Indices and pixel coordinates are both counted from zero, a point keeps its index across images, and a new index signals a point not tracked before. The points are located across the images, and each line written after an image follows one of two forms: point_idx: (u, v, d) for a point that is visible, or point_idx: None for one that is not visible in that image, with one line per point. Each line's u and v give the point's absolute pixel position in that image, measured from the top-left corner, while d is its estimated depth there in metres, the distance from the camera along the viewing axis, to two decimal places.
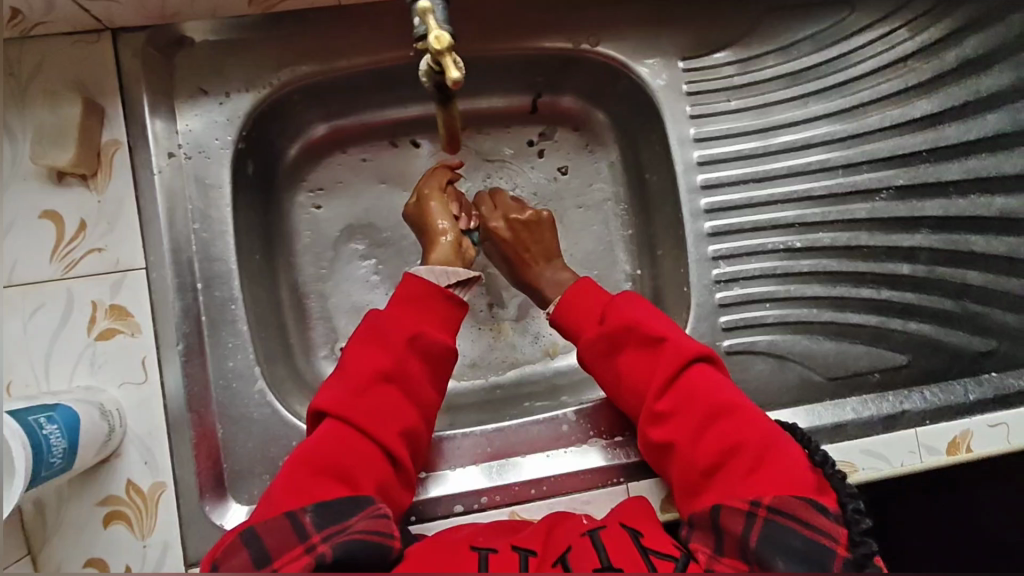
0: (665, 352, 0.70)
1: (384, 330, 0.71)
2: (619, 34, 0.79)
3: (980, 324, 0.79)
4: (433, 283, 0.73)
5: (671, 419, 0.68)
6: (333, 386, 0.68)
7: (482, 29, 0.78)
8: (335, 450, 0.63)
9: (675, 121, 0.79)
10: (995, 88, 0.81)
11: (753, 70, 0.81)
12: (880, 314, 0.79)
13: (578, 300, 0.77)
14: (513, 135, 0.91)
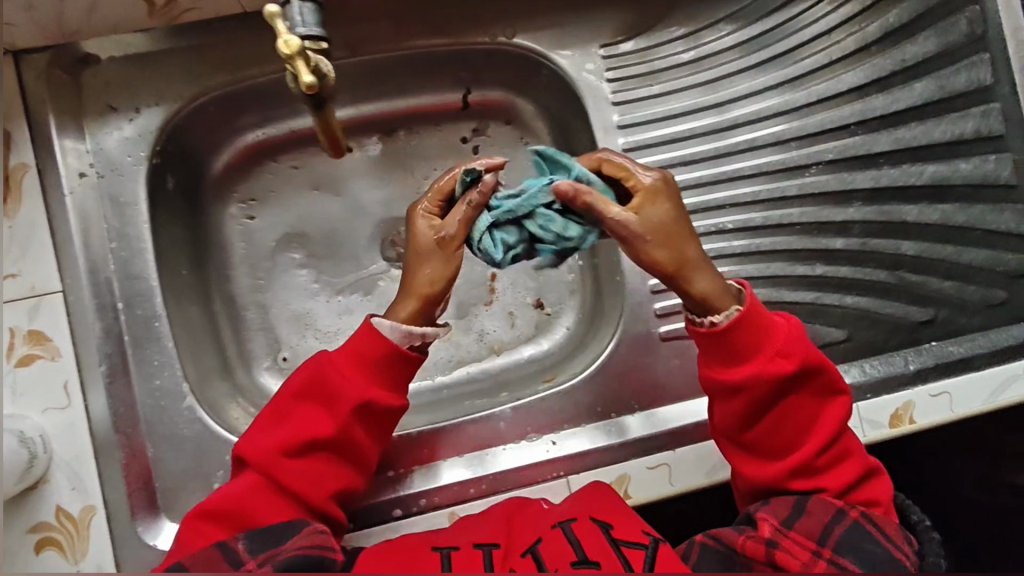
0: (834, 404, 0.66)
1: (326, 382, 0.67)
2: (535, 24, 0.79)
3: (917, 294, 0.79)
4: (395, 348, 0.66)
5: (820, 462, 0.65)
6: (259, 428, 0.67)
7: (398, 27, 0.79)
8: (253, 501, 0.63)
9: (600, 109, 0.79)
10: (921, 55, 0.80)
11: (678, 54, 0.81)
12: (818, 291, 0.79)
13: (752, 331, 0.63)
14: (444, 134, 0.90)
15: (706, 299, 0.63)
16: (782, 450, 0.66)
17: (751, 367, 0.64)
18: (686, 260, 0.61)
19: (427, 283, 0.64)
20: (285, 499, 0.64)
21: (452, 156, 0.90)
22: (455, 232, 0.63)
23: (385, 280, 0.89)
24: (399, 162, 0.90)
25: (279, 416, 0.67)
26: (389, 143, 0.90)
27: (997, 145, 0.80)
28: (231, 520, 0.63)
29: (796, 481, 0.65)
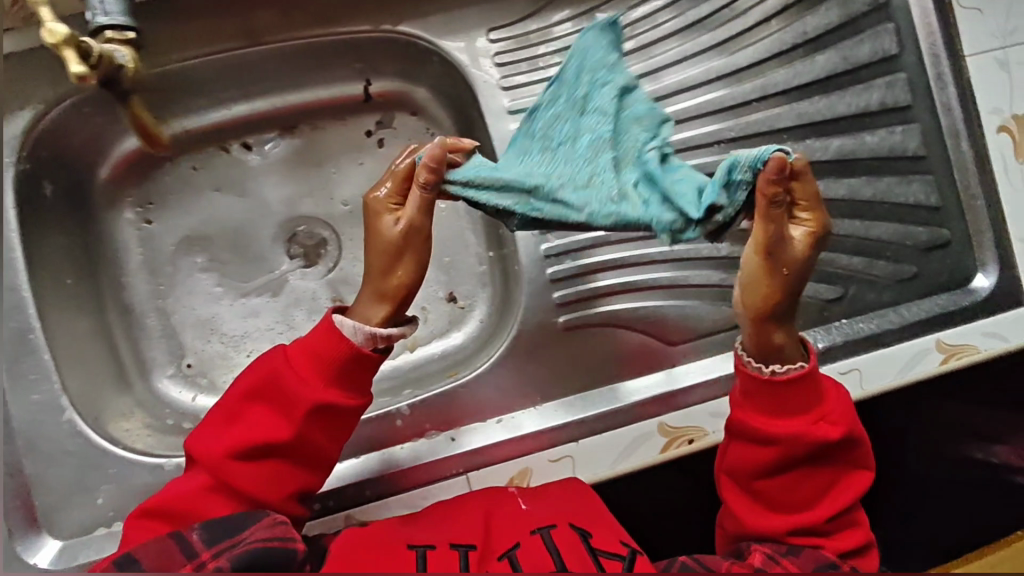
0: (855, 474, 0.64)
1: (282, 383, 0.63)
2: (414, 12, 0.79)
3: (824, 272, 0.78)
4: (352, 349, 0.62)
5: (824, 526, 0.63)
6: (209, 424, 0.65)
7: (284, 15, 0.79)
8: (194, 499, 0.61)
9: (489, 95, 0.77)
10: (822, 27, 0.79)
11: (568, 36, 0.78)
12: (724, 272, 0.77)
13: (801, 394, 0.61)
14: (350, 127, 0.88)
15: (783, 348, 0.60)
16: (789, 505, 0.64)
17: (788, 425, 0.61)
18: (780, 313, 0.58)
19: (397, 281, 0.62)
20: (231, 498, 0.61)
21: (357, 151, 0.88)
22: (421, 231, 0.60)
23: (294, 278, 0.87)
24: (301, 157, 0.88)
25: (232, 416, 0.64)
26: (291, 139, 0.88)
27: (904, 116, 0.79)
28: (171, 515, 0.60)
29: (795, 540, 0.63)
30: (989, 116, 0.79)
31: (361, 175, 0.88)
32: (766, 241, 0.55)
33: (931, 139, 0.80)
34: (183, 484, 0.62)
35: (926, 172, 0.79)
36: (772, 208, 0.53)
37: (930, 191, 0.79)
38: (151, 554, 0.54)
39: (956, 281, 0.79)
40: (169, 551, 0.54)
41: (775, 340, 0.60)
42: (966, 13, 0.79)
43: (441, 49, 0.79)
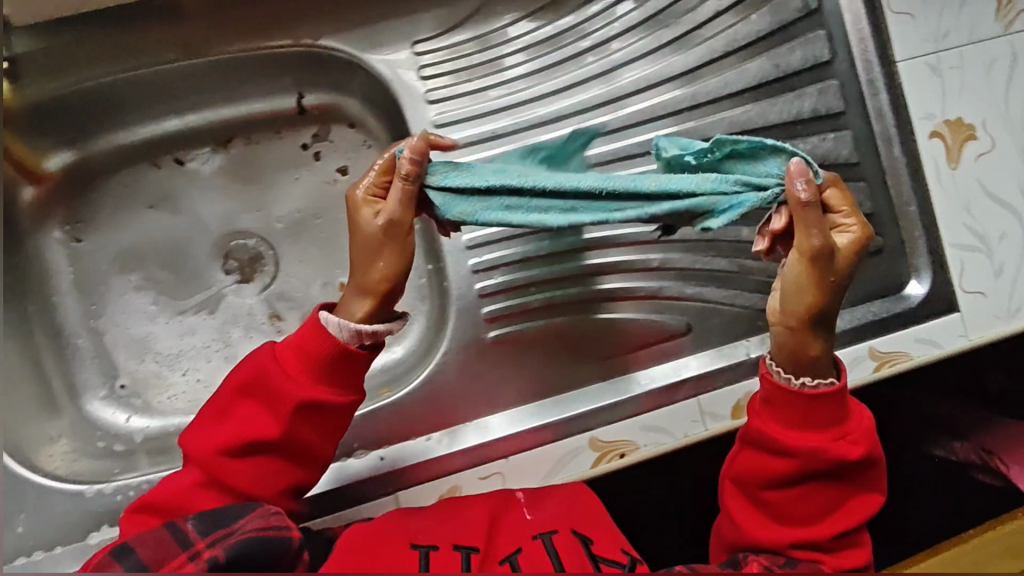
0: (866, 496, 0.63)
1: (272, 384, 0.61)
2: (338, 27, 0.80)
3: (758, 281, 0.78)
4: (340, 347, 0.60)
5: (827, 543, 0.62)
6: (202, 420, 0.63)
7: (211, 28, 0.79)
8: (186, 496, 0.59)
9: (415, 107, 0.79)
10: (751, 35, 0.79)
11: (490, 50, 0.80)
12: (656, 282, 0.77)
13: (826, 407, 0.59)
14: (286, 141, 0.87)
15: (817, 359, 0.58)
16: (794, 519, 0.62)
17: (808, 438, 0.59)
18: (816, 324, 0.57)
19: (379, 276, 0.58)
20: (225, 495, 0.60)
21: (292, 165, 0.87)
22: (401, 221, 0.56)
23: (229, 295, 0.86)
24: (236, 172, 0.87)
25: (224, 412, 0.62)
26: (225, 153, 0.87)
27: (836, 123, 0.79)
28: (162, 511, 0.59)
29: (796, 554, 0.62)
30: (921, 122, 0.78)
31: (297, 189, 0.87)
32: (815, 248, 0.54)
33: (863, 146, 0.79)
34: (175, 479, 0.61)
35: (860, 179, 0.79)
36: (809, 210, 0.53)
37: (863, 198, 0.79)
38: (147, 544, 0.51)
39: (886, 287, 0.80)
40: (166, 541, 0.50)
41: (808, 352, 0.58)
42: (899, 17, 0.78)
43: (364, 63, 0.80)
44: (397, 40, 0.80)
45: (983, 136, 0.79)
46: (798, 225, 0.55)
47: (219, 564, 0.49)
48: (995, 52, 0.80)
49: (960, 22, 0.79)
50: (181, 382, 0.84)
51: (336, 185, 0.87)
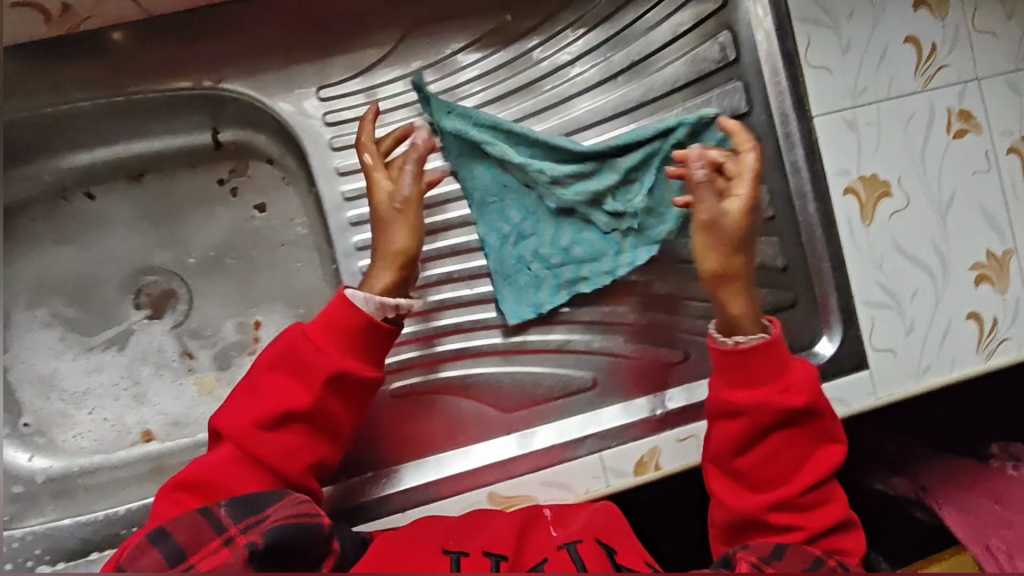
0: (827, 449, 0.66)
1: (304, 359, 0.65)
2: (241, 70, 0.77)
3: (667, 335, 0.77)
4: (366, 318, 0.66)
5: (800, 504, 0.64)
6: (233, 402, 0.66)
7: (113, 70, 0.76)
8: (223, 474, 0.62)
9: (321, 154, 0.77)
10: (665, 84, 0.79)
11: (399, 97, 0.79)
12: (563, 335, 0.77)
13: (769, 360, 0.64)
14: (200, 176, 0.85)
15: (737, 313, 0.64)
16: (766, 482, 0.65)
17: (755, 395, 0.64)
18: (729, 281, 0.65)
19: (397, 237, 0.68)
20: (256, 469, 0.63)
21: (207, 200, 0.85)
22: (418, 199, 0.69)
23: (139, 331, 0.85)
24: (149, 207, 0.85)
25: (253, 389, 0.66)
26: (137, 187, 0.85)
27: None
28: (204, 491, 0.62)
29: (776, 519, 0.64)
30: (836, 177, 0.78)
31: (211, 225, 0.85)
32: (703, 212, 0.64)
33: (778, 201, 0.81)
34: (206, 459, 0.64)
35: (774, 234, 0.81)
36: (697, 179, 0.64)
37: (776, 253, 0.81)
38: (183, 528, 0.54)
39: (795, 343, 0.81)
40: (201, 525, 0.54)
41: (733, 310, 0.64)
42: (815, 71, 0.77)
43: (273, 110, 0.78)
44: (303, 81, 0.78)
45: (897, 193, 0.79)
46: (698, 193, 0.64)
47: (259, 548, 0.52)
48: (911, 108, 0.79)
49: (877, 78, 0.78)
50: (87, 421, 0.83)
51: (254, 223, 0.85)
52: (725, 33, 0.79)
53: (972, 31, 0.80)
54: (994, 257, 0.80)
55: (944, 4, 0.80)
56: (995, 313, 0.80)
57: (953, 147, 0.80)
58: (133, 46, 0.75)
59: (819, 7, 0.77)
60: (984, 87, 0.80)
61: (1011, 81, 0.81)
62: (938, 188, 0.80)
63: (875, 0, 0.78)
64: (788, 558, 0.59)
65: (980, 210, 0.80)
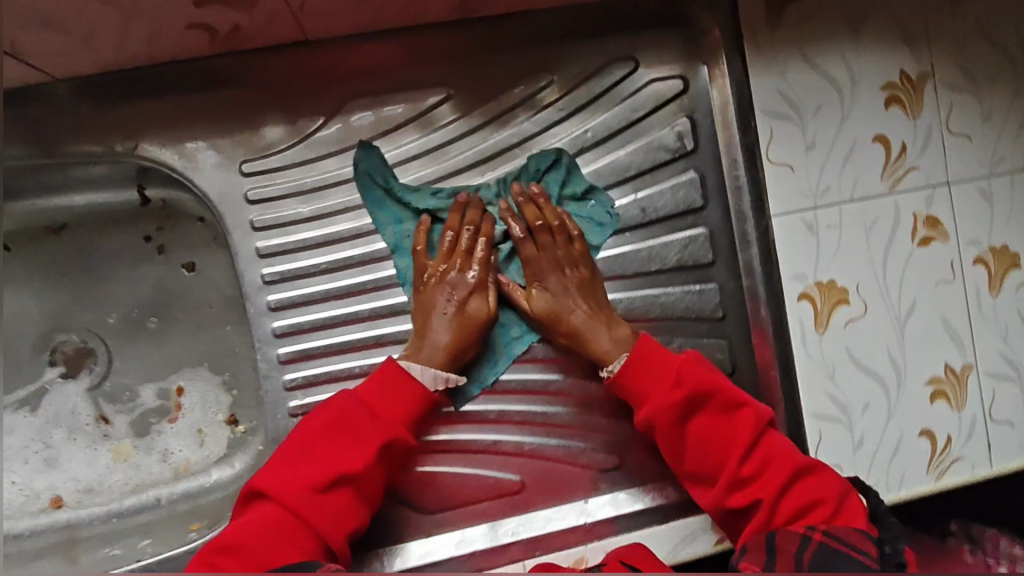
0: (741, 415, 0.64)
1: (358, 422, 0.62)
2: (154, 134, 0.71)
3: (606, 438, 0.74)
4: (426, 391, 0.66)
5: (744, 479, 0.62)
6: (273, 463, 0.60)
7: (25, 135, 0.69)
8: (268, 539, 0.55)
9: (242, 232, 0.70)
10: (618, 173, 0.75)
11: (329, 173, 0.71)
12: (497, 433, 0.74)
13: (656, 359, 0.68)
14: (125, 232, 0.80)
15: (595, 355, 0.70)
16: (711, 473, 0.65)
17: (653, 398, 0.66)
18: (575, 328, 0.71)
19: (452, 340, 0.67)
20: (303, 537, 0.57)
21: (133, 258, 0.80)
22: (486, 313, 0.68)
23: (54, 390, 0.80)
24: (72, 262, 0.80)
25: (304, 450, 0.60)
26: (59, 241, 0.80)
27: (704, 274, 0.76)
28: (245, 559, 0.55)
29: (736, 503, 0.63)
30: (791, 282, 0.73)
31: (135, 285, 0.80)
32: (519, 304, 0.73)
33: (730, 301, 0.77)
34: (245, 523, 0.57)
35: (722, 337, 0.77)
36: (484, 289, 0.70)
37: (724, 357, 0.77)
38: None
39: None
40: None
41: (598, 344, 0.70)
42: (776, 168, 0.72)
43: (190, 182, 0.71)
44: (226, 149, 0.71)
45: (855, 301, 0.74)
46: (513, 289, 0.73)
47: None
48: (876, 211, 0.75)
49: (841, 179, 0.74)
50: None
51: (181, 284, 0.80)
52: (682, 120, 0.75)
53: (944, 133, 0.76)
54: (952, 372, 0.77)
55: (918, 102, 0.75)
56: (949, 431, 0.77)
57: (916, 255, 0.76)
58: (38, 106, 0.69)
59: (784, 101, 0.72)
60: (954, 193, 0.76)
61: (983, 187, 0.77)
62: (897, 298, 0.76)
63: (844, 97, 0.74)
64: (781, 552, 0.55)
65: (940, 321, 0.77)
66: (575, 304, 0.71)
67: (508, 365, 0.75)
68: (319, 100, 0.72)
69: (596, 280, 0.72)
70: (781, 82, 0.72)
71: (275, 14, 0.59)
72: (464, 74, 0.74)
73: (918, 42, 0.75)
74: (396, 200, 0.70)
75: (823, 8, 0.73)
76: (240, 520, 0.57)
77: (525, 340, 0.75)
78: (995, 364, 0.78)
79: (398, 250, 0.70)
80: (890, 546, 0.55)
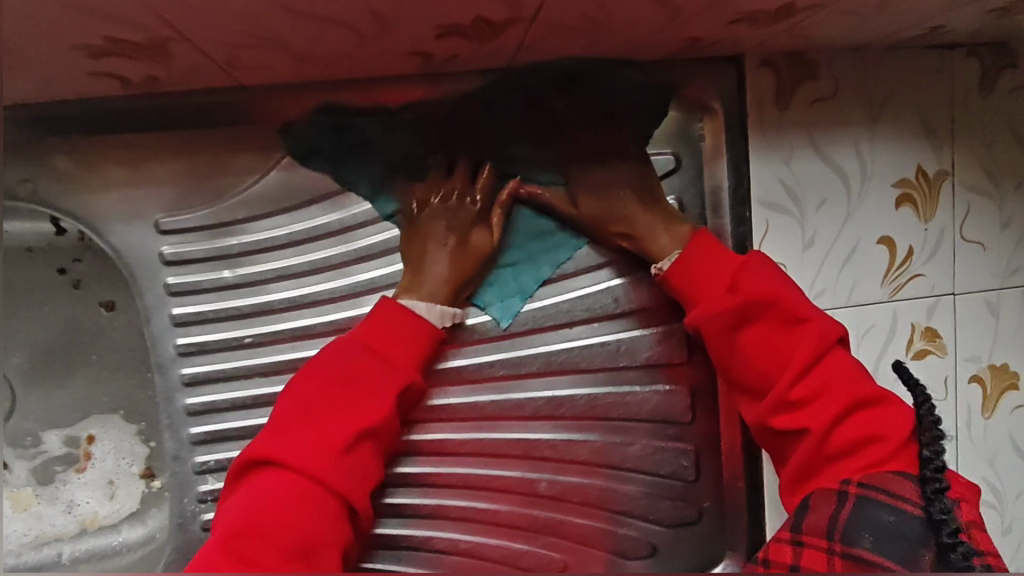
0: (804, 331, 0.56)
1: (369, 369, 0.56)
2: (61, 166, 0.61)
3: (554, 539, 0.67)
4: (436, 331, 0.60)
5: (799, 403, 0.55)
6: (277, 427, 0.54)
7: None
8: (293, 513, 0.50)
9: (154, 292, 0.61)
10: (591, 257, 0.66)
11: (262, 234, 0.62)
12: (434, 527, 0.66)
13: (708, 263, 0.60)
14: (38, 261, 0.71)
15: (648, 250, 0.64)
16: (761, 388, 0.58)
17: (703, 306, 0.60)
18: (629, 228, 0.64)
19: (454, 273, 0.61)
20: (326, 505, 0.52)
21: (47, 291, 0.72)
22: (490, 246, 0.62)
23: None
24: None
25: (312, 409, 0.54)
26: None
27: None
28: (271, 538, 0.49)
29: (779, 424, 0.56)
30: None
31: (47, 320, 0.72)
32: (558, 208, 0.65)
33: None
34: (262, 496, 0.51)
35: None
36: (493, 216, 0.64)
37: (688, 464, 0.67)
38: None
39: (691, 566, 0.68)
40: None
41: (651, 239, 0.63)
42: None
43: (96, 227, 0.61)
44: (144, 190, 0.61)
45: None
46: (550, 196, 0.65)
47: None
48: (873, 318, 0.68)
49: (838, 281, 0.67)
50: None
51: (98, 322, 0.72)
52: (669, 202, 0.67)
53: (957, 238, 0.69)
54: None
55: (932, 204, 0.68)
56: None
57: (910, 368, 0.69)
58: None
59: (783, 192, 0.65)
60: (959, 305, 0.70)
61: (991, 300, 0.71)
62: None
63: (852, 190, 0.66)
64: (814, 508, 0.52)
65: None
66: (620, 193, 0.64)
67: (553, 271, 0.66)
68: (259, 154, 0.61)
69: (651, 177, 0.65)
70: (784, 169, 0.65)
71: (201, 70, 0.49)
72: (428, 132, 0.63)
73: (940, 137, 0.68)
74: (352, 146, 0.62)
75: (841, 91, 0.65)
76: (248, 494, 0.51)
77: (569, 244, 0.66)
78: (979, 489, 0.72)
79: (377, 197, 0.62)
80: (929, 450, 0.52)
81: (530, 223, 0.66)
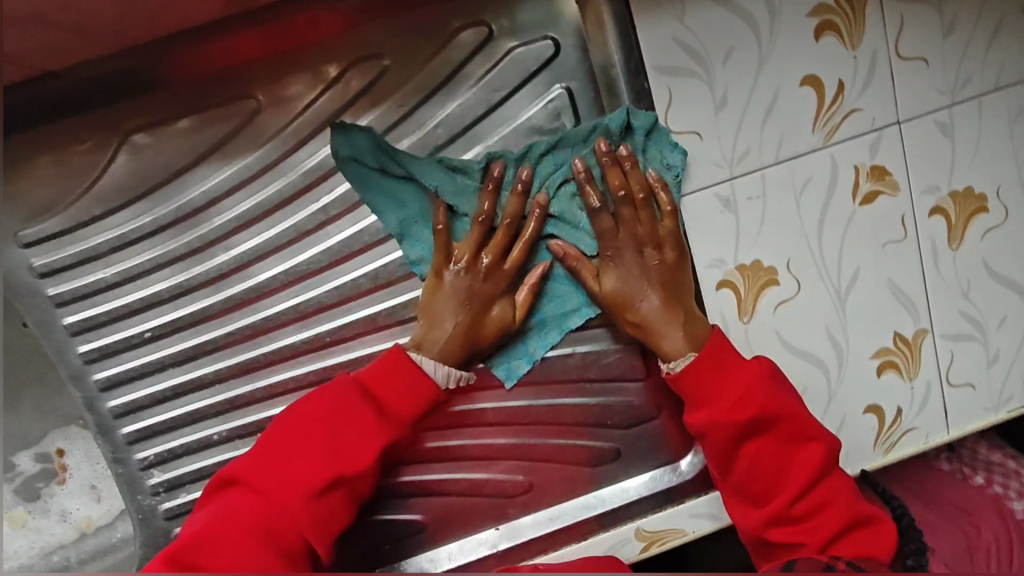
0: (808, 450, 0.57)
1: (360, 416, 0.55)
2: None
3: (513, 459, 0.66)
4: (435, 390, 0.58)
5: (798, 517, 0.57)
6: (259, 452, 0.54)
7: None
8: (244, 540, 0.50)
9: (42, 306, 0.60)
10: (575, 297, 0.63)
11: (126, 227, 0.59)
12: (395, 471, 0.66)
13: (709, 370, 0.58)
14: None
15: (657, 346, 0.60)
16: (760, 498, 0.58)
17: (705, 411, 0.58)
18: (644, 321, 0.59)
19: (461, 338, 0.58)
20: (280, 544, 0.51)
21: None
22: (510, 318, 0.59)
23: None
24: None
25: (295, 445, 0.54)
26: None
27: None
28: (212, 558, 0.49)
29: (777, 536, 0.58)
30: (706, 271, 0.62)
31: None
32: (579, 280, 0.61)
33: None
34: (225, 512, 0.52)
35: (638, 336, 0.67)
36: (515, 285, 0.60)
37: (635, 363, 0.65)
38: None
39: (658, 460, 0.66)
40: None
41: (665, 326, 0.59)
42: (680, 139, 0.59)
43: None
44: None
45: (786, 280, 0.63)
46: (574, 270, 0.60)
47: None
48: (809, 170, 0.62)
49: (762, 139, 0.60)
50: None
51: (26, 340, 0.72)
52: (558, 91, 0.61)
53: (892, 60, 0.61)
54: (903, 341, 0.66)
55: (857, 27, 0.60)
56: (899, 403, 0.67)
57: (859, 216, 0.63)
58: None
59: (682, 53, 0.57)
60: (904, 133, 0.63)
61: (942, 120, 0.63)
62: (836, 272, 0.64)
63: (761, 32, 0.59)
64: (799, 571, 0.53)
65: (888, 287, 0.65)
66: (644, 274, 0.59)
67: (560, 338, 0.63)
68: (97, 150, 0.58)
69: (683, 264, 0.59)
70: (678, 27, 0.57)
71: None
72: (367, 142, 0.56)
73: None
74: (398, 176, 0.58)
75: None
76: (214, 510, 0.52)
77: (583, 314, 0.63)
78: (954, 324, 0.67)
79: (406, 237, 0.58)
80: None
81: (551, 289, 0.63)
